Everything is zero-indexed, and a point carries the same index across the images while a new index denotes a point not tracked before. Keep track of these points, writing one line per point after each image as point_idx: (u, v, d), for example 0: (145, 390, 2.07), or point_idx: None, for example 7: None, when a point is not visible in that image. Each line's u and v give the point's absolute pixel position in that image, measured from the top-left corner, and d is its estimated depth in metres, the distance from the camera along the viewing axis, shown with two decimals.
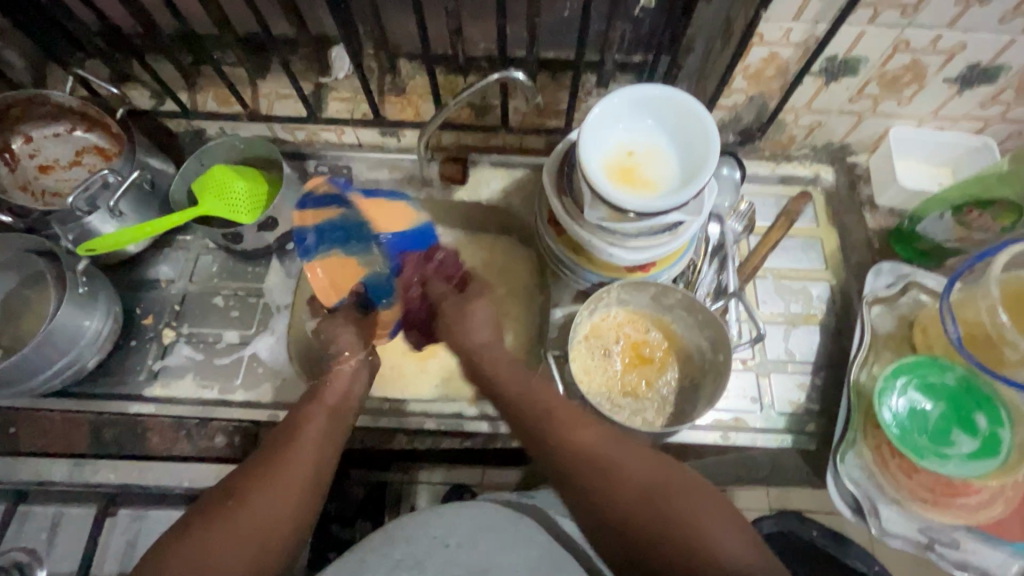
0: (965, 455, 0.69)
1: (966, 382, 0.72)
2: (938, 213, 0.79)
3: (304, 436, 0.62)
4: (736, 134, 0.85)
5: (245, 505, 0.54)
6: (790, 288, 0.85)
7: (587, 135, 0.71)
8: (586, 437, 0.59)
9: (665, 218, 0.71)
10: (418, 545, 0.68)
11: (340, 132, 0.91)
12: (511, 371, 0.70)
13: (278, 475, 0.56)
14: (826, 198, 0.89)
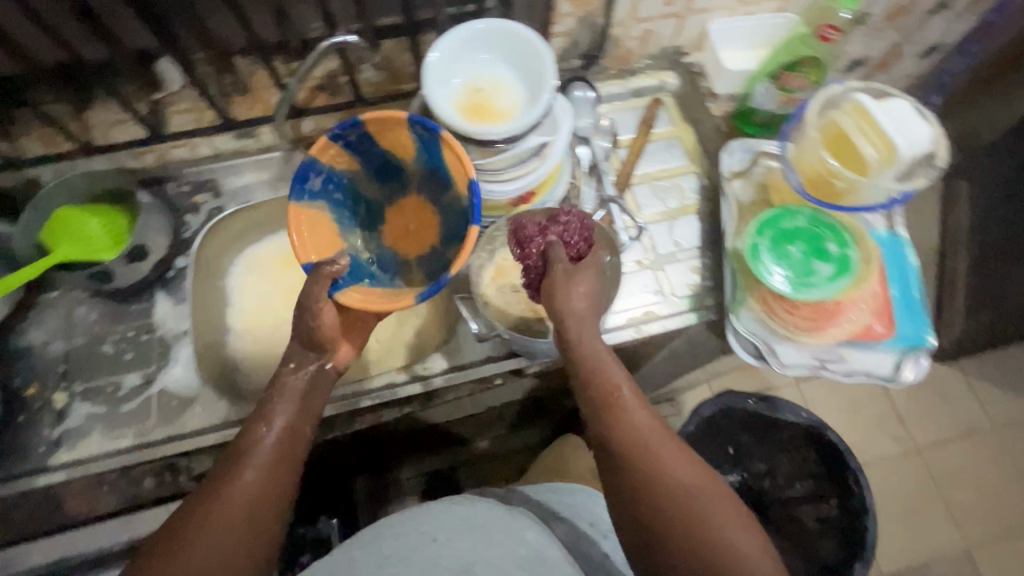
0: (827, 278, 0.71)
1: (816, 219, 0.74)
2: (763, 86, 0.87)
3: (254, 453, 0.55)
4: (580, 58, 0.90)
5: (200, 535, 0.50)
6: (663, 186, 0.90)
7: (431, 68, 0.65)
8: (640, 440, 0.56)
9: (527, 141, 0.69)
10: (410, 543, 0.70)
11: (192, 145, 0.86)
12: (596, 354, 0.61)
13: (241, 496, 0.52)
14: (676, 100, 0.96)
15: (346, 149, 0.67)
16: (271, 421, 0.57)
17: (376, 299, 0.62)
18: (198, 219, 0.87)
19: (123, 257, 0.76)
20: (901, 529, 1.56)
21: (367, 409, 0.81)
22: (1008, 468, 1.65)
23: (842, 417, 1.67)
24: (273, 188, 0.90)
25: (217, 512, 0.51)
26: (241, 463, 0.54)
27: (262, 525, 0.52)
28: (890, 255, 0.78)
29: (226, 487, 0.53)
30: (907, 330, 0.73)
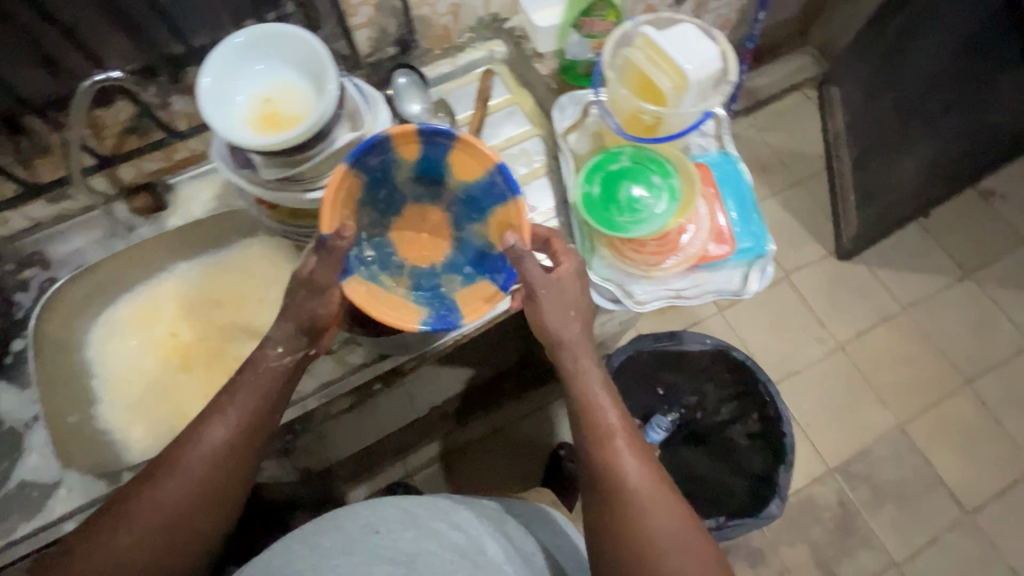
0: (658, 212, 0.74)
1: (639, 156, 0.77)
2: (570, 37, 0.88)
3: (211, 441, 0.64)
4: (395, 45, 0.88)
5: (167, 477, 0.63)
6: (510, 155, 0.90)
7: (205, 99, 0.62)
8: (609, 449, 0.67)
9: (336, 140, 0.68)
10: (358, 549, 0.74)
11: (5, 220, 0.81)
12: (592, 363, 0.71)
13: (190, 475, 0.63)
14: (508, 67, 0.96)
15: (429, 148, 0.70)
16: (235, 410, 0.65)
17: (381, 310, 0.67)
18: (30, 295, 0.81)
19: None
20: (840, 424, 1.64)
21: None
22: (931, 344, 1.74)
23: (769, 334, 1.74)
24: (103, 246, 0.84)
25: (179, 476, 0.63)
26: (196, 446, 0.63)
27: (192, 506, 0.63)
28: (722, 173, 0.80)
29: (181, 461, 0.63)
30: (746, 241, 0.76)
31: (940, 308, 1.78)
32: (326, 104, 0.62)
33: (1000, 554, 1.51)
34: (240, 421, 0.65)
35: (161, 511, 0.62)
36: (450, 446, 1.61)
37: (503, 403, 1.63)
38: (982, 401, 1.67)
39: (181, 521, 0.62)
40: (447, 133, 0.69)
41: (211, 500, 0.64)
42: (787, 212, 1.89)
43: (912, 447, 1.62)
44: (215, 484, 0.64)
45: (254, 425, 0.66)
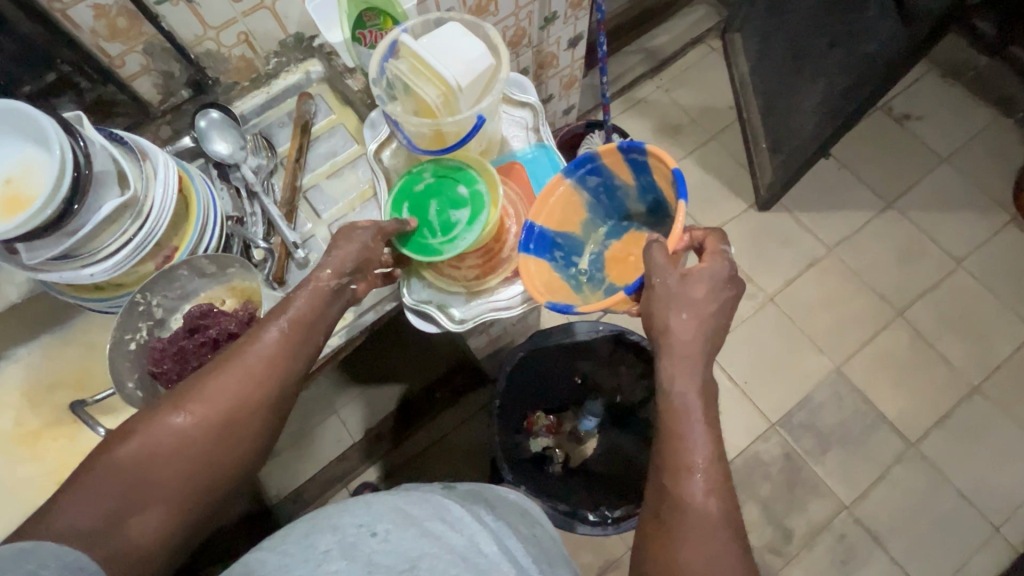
0: (467, 224, 0.74)
1: (440, 170, 0.77)
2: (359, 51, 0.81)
3: (231, 369, 0.63)
4: (191, 86, 0.85)
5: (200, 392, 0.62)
6: (335, 181, 0.86)
7: None
8: (685, 439, 0.63)
9: (100, 210, 0.64)
10: (337, 560, 0.52)
11: None
12: (687, 299, 0.68)
13: (241, 378, 0.63)
14: (328, 86, 0.91)
15: (629, 161, 0.78)
16: (281, 320, 0.65)
17: (542, 286, 0.75)
18: None
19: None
20: (776, 375, 1.63)
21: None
22: (862, 282, 1.72)
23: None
24: None
25: (237, 373, 0.63)
26: (246, 349, 0.64)
27: (249, 408, 0.63)
28: (536, 166, 0.83)
29: (229, 368, 0.63)
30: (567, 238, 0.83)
31: (864, 244, 1.76)
32: (63, 169, 0.60)
33: (948, 479, 1.52)
34: (284, 329, 0.65)
35: (174, 436, 0.59)
36: (389, 468, 1.54)
37: (440, 414, 1.58)
38: (917, 330, 1.66)
39: (210, 441, 0.61)
40: (640, 148, 0.75)
41: (246, 425, 0.63)
42: (704, 171, 1.85)
43: (852, 387, 1.61)
44: (256, 399, 0.63)
45: (279, 360, 0.65)
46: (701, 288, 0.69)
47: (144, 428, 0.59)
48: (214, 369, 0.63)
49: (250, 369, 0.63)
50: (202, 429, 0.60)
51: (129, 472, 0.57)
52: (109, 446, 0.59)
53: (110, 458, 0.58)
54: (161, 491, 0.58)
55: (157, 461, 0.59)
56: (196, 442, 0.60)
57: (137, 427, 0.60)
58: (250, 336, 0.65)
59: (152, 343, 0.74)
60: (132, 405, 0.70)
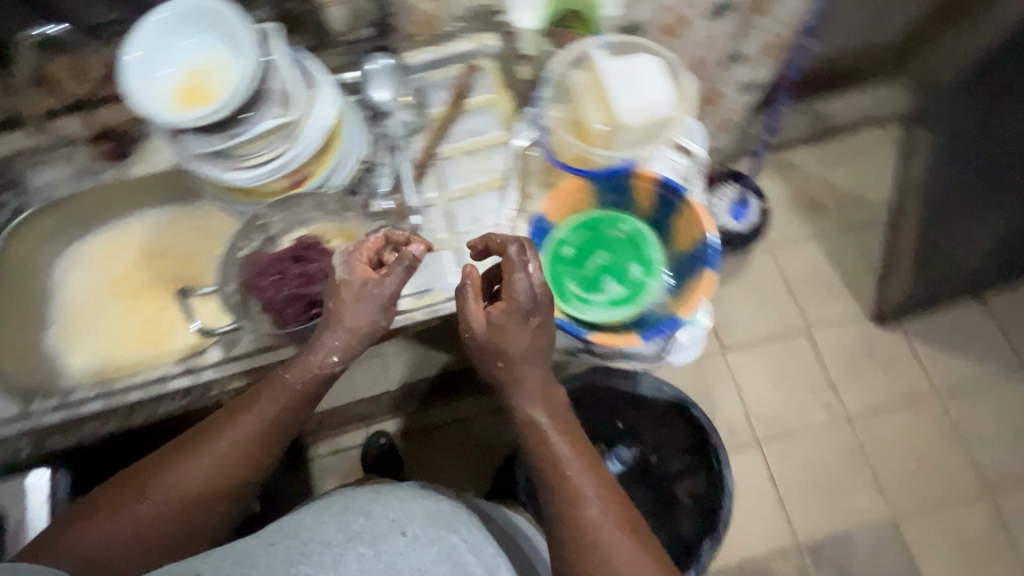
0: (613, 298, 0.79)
1: (633, 233, 0.82)
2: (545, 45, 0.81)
3: (199, 453, 0.67)
4: (372, 27, 0.86)
5: (165, 474, 0.67)
6: (470, 160, 0.85)
7: (126, 67, 0.63)
8: (586, 524, 0.65)
9: (263, 124, 0.67)
10: (382, 523, 0.70)
11: None
12: (532, 374, 0.69)
13: (213, 463, 0.67)
14: (495, 64, 0.89)
15: (659, 200, 0.79)
16: (254, 412, 0.68)
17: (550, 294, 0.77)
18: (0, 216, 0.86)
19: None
20: (823, 498, 1.51)
21: (140, 405, 0.77)
22: (954, 438, 1.54)
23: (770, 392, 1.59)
24: (73, 182, 0.88)
25: (230, 433, 0.68)
26: (241, 415, 0.68)
27: (239, 467, 0.69)
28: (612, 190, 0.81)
29: (213, 440, 0.68)
30: (658, 283, 0.79)
31: (976, 402, 1.56)
32: (240, 88, 0.61)
33: None
34: (259, 421, 0.69)
35: (169, 493, 0.67)
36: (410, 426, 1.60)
37: (472, 398, 1.59)
38: (1000, 516, 1.47)
39: (190, 509, 0.68)
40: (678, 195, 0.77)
41: (239, 478, 0.69)
42: (829, 261, 1.70)
43: (901, 545, 1.46)
44: (220, 482, 0.68)
45: (275, 422, 0.69)
46: (528, 361, 0.69)
47: (110, 510, 0.66)
48: (191, 439, 0.69)
49: (223, 453, 0.68)
50: (194, 487, 0.67)
51: (110, 537, 0.65)
52: (114, 493, 0.68)
53: (121, 513, 0.66)
54: (129, 564, 0.66)
55: (149, 525, 0.67)
56: (179, 509, 0.67)
57: (133, 488, 0.67)
58: (255, 395, 0.69)
59: (255, 255, 0.77)
60: (228, 308, 0.78)
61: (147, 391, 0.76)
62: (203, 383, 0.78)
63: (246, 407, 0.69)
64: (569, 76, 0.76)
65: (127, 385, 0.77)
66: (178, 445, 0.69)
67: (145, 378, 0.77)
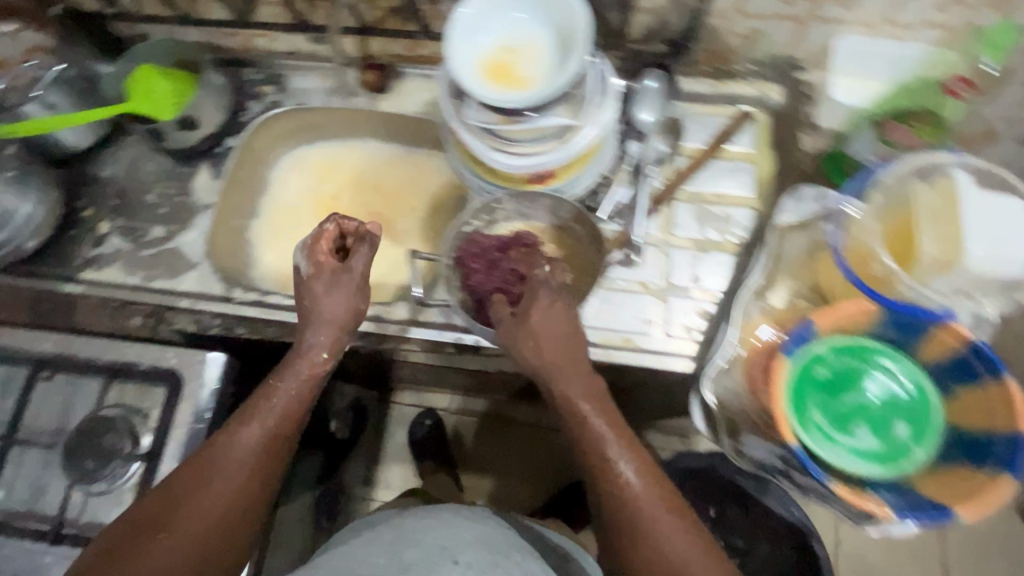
0: (856, 447, 0.62)
1: (903, 380, 0.64)
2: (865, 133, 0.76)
3: (207, 480, 0.58)
4: (667, 43, 0.79)
5: (170, 514, 0.57)
6: (711, 213, 0.79)
7: (455, 23, 0.60)
8: (634, 506, 0.57)
9: (548, 121, 0.65)
10: (432, 552, 0.67)
11: (272, 38, 0.90)
12: (550, 320, 0.63)
13: (229, 482, 0.59)
14: (771, 120, 0.82)
15: (961, 358, 0.61)
16: (275, 400, 0.64)
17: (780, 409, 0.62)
18: (258, 107, 0.92)
19: (173, 121, 0.83)
20: None
21: (326, 331, 0.78)
22: None
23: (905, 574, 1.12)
24: (329, 98, 0.91)
25: (227, 458, 0.60)
26: (243, 429, 0.62)
27: (253, 482, 0.61)
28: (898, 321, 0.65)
29: (222, 458, 0.60)
30: (918, 454, 0.62)
31: None
32: (553, 92, 0.58)
33: None
34: (279, 414, 0.63)
35: (170, 533, 0.56)
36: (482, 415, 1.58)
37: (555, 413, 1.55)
38: None
39: (206, 543, 0.57)
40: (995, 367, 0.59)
41: (249, 502, 0.60)
42: None
43: None
44: (236, 493, 0.59)
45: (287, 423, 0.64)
46: (567, 350, 0.62)
47: (110, 552, 0.55)
48: (196, 465, 0.60)
49: (239, 469, 0.60)
50: (202, 517, 0.57)
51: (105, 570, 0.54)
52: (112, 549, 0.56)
53: (116, 565, 0.54)
54: None
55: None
56: (196, 546, 0.56)
57: (125, 539, 0.56)
58: (259, 401, 0.64)
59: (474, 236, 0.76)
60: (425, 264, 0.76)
61: (336, 321, 0.77)
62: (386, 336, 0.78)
63: (264, 403, 0.63)
64: (902, 180, 0.66)
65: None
66: (162, 492, 0.58)
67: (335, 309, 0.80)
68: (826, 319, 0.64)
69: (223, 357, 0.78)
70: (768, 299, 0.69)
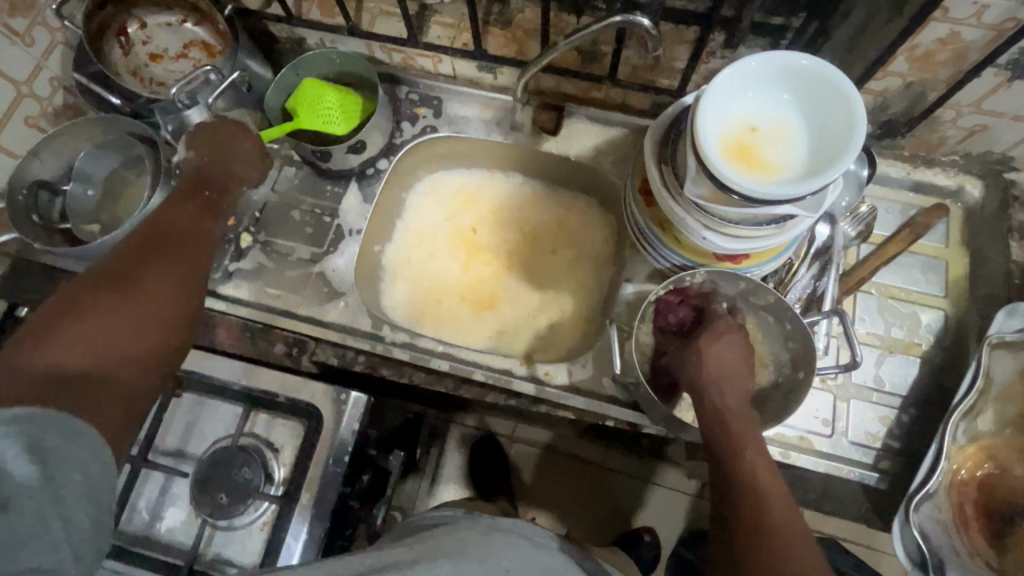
0: None
1: None
2: None
3: (140, 275, 0.56)
4: (875, 124, 0.74)
5: (99, 296, 0.52)
6: (897, 310, 0.74)
7: (709, 93, 0.56)
8: (760, 506, 0.51)
9: (774, 210, 0.57)
10: (491, 566, 0.51)
11: (436, 59, 0.86)
12: (733, 357, 0.60)
13: (150, 280, 0.56)
14: (965, 215, 0.77)
15: None
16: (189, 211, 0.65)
17: None
18: (412, 129, 0.87)
19: (345, 145, 0.78)
20: None
21: (479, 384, 0.78)
22: None
23: None
24: (486, 129, 0.87)
25: (177, 258, 0.60)
26: (176, 224, 0.63)
27: (186, 302, 0.58)
28: None
29: (149, 262, 0.57)
30: None
31: None
32: (801, 191, 0.53)
33: None
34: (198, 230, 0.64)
35: (115, 310, 0.52)
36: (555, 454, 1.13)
37: (653, 461, 1.10)
38: None
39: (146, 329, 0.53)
40: None
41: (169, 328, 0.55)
42: None
43: None
44: (164, 292, 0.56)
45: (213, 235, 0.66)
46: (742, 399, 0.58)
47: (42, 333, 0.49)
48: (136, 257, 0.57)
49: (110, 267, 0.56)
50: (156, 305, 0.55)
51: (83, 353, 0.48)
52: (13, 347, 0.48)
53: (64, 327, 0.49)
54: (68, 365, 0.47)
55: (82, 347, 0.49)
56: (132, 316, 0.53)
57: (77, 306, 0.51)
58: (179, 199, 0.66)
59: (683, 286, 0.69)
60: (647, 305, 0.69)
61: (494, 380, 0.76)
62: (543, 399, 0.76)
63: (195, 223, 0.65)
64: None
65: (476, 362, 0.77)
66: (79, 284, 0.53)
67: (492, 366, 0.76)
68: None
69: (368, 397, 0.74)
70: (975, 424, 0.64)
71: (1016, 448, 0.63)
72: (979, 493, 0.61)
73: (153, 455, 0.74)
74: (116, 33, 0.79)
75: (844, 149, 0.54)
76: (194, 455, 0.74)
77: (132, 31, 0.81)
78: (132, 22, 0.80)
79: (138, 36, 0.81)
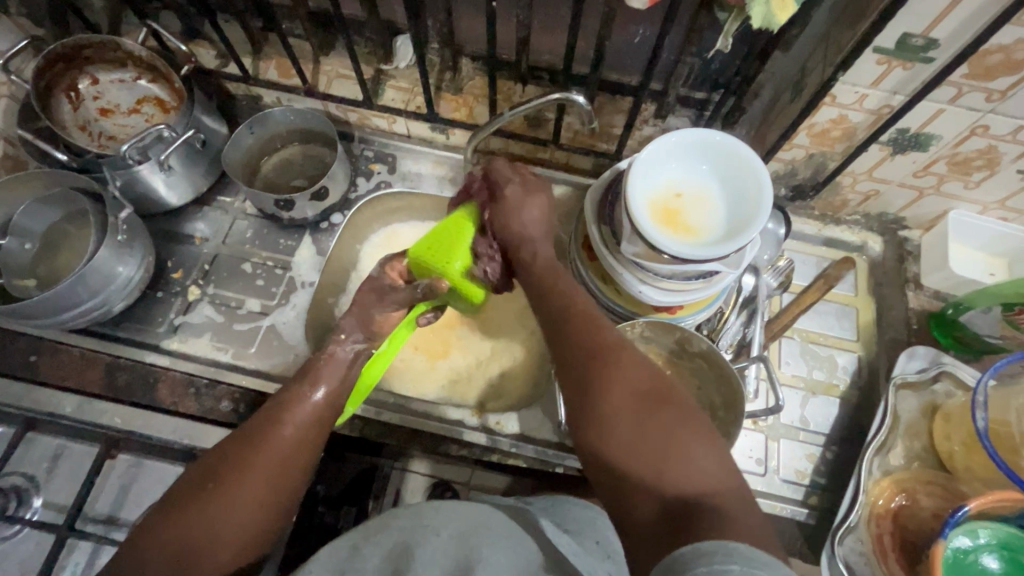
0: None
1: None
2: (986, 307, 0.74)
3: (268, 446, 0.53)
4: (788, 189, 0.83)
5: (235, 475, 0.51)
6: (817, 354, 0.81)
7: (640, 163, 0.63)
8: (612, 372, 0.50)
9: (701, 266, 0.63)
10: (411, 531, 0.52)
11: (391, 120, 0.89)
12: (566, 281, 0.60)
13: (274, 446, 0.54)
14: (870, 267, 0.86)
15: None
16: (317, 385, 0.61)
17: None
18: (367, 184, 0.89)
19: (308, 194, 0.78)
20: None
21: (430, 436, 0.79)
22: None
23: None
24: (439, 184, 0.91)
25: (257, 474, 0.51)
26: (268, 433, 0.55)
27: (281, 499, 0.52)
28: None
29: (279, 426, 0.55)
30: None
31: None
32: (721, 251, 0.59)
33: None
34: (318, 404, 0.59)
35: (194, 532, 0.48)
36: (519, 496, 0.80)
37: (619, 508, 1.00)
38: None
39: (260, 502, 0.51)
40: None
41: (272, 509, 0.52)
42: None
43: None
44: (278, 467, 0.53)
45: (304, 441, 0.56)
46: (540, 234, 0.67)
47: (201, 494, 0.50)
48: (222, 466, 0.52)
49: (260, 432, 0.55)
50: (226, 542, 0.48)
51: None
52: (179, 509, 0.49)
53: (201, 508, 0.49)
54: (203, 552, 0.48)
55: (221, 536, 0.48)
56: (249, 494, 0.50)
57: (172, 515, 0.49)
58: (292, 398, 0.59)
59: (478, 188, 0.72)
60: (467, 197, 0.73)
61: (445, 430, 0.78)
62: (496, 448, 0.78)
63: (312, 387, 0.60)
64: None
65: (429, 413, 0.79)
66: (197, 476, 0.52)
67: (444, 417, 0.79)
68: (980, 501, 0.60)
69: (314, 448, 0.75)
70: (885, 457, 0.70)
71: (924, 481, 0.68)
72: (895, 525, 0.67)
73: (82, 523, 0.72)
74: (66, 89, 0.80)
75: (756, 213, 0.61)
76: (128, 520, 0.73)
77: (83, 87, 0.81)
78: (83, 78, 0.81)
79: (88, 91, 0.82)
